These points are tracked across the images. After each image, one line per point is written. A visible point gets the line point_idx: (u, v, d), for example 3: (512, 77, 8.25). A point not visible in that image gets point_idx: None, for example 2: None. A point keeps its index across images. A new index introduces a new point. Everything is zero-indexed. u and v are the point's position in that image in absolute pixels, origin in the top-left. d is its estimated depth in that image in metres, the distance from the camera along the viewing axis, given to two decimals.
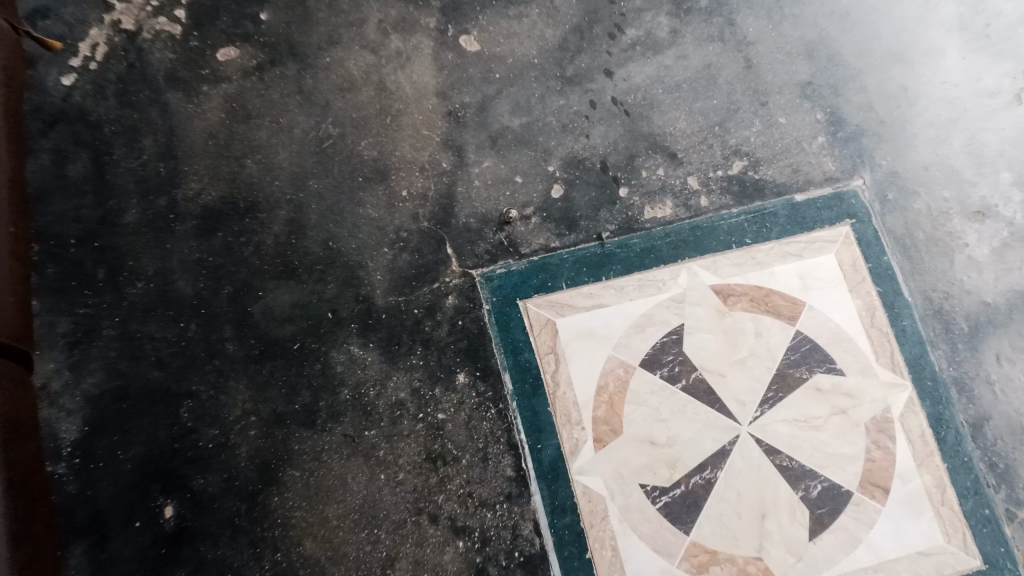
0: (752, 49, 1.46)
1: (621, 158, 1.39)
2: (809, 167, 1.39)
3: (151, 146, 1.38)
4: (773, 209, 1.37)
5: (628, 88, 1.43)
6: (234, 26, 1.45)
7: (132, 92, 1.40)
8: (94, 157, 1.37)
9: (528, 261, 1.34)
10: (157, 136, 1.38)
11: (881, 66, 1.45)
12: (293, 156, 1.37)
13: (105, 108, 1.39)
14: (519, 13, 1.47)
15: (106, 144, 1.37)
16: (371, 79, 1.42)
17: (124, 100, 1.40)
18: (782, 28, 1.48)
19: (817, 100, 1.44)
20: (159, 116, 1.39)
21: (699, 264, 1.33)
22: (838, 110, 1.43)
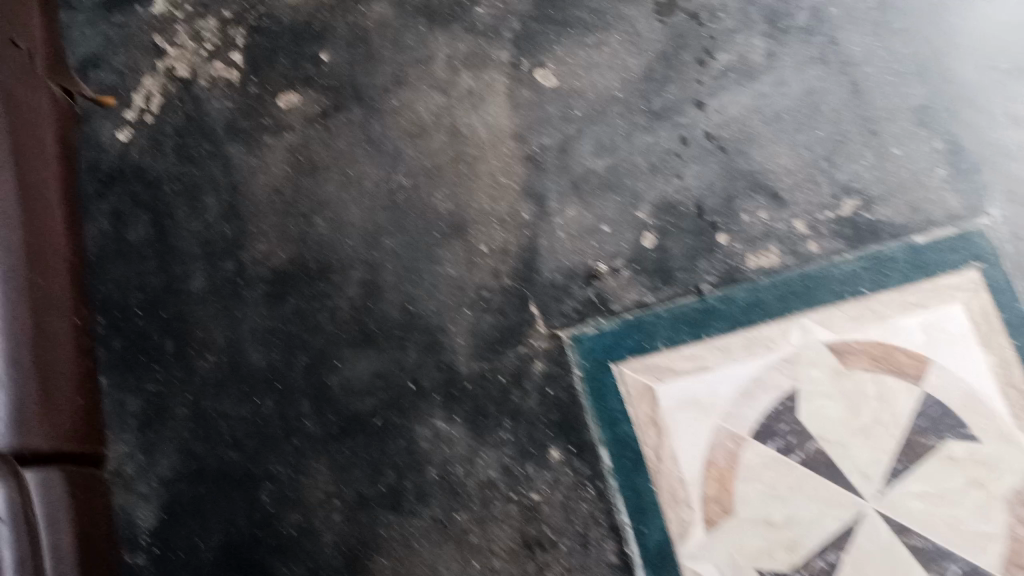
0: (859, 71, 1.33)
1: (719, 201, 1.27)
2: (929, 204, 1.26)
3: (214, 205, 1.29)
4: (890, 253, 1.24)
5: (723, 121, 1.31)
6: (293, 68, 1.35)
7: (191, 145, 1.32)
8: (154, 219, 1.29)
9: (622, 319, 1.23)
10: (220, 194, 1.30)
11: (1005, 85, 1.31)
12: (364, 211, 1.28)
13: (164, 165, 1.31)
14: (599, 41, 1.35)
15: (167, 204, 1.29)
16: (443, 123, 1.32)
17: (183, 155, 1.31)
18: (891, 44, 1.34)
19: (934, 126, 1.29)
20: (221, 171, 1.31)
21: (811, 318, 1.22)
22: (957, 138, 1.29)
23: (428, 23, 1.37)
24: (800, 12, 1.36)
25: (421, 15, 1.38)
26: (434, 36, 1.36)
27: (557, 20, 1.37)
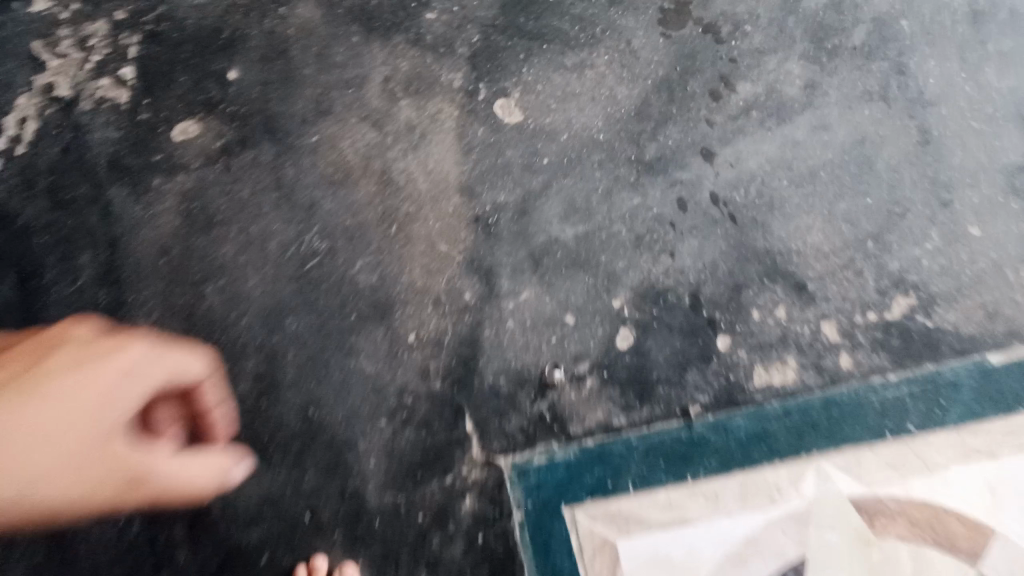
0: (930, 112, 0.99)
1: (725, 291, 0.95)
2: (1013, 308, 0.93)
3: (89, 264, 1.03)
4: (952, 376, 0.91)
5: (736, 178, 0.98)
6: (194, 89, 1.09)
7: (66, 187, 1.07)
8: (19, 279, 1.02)
9: (581, 446, 0.94)
10: (97, 250, 1.04)
11: None
12: (265, 283, 1.01)
13: (34, 210, 1.06)
14: (580, 63, 1.06)
15: (34, 260, 1.03)
16: (373, 167, 1.04)
17: (57, 198, 1.06)
18: (982, 75, 1.01)
19: None
20: (99, 222, 1.05)
21: (844, 454, 0.91)
22: None
23: (363, 31, 1.10)
24: (856, 27, 1.05)
25: (355, 21, 1.11)
26: (371, 49, 1.09)
27: (528, 32, 1.08)
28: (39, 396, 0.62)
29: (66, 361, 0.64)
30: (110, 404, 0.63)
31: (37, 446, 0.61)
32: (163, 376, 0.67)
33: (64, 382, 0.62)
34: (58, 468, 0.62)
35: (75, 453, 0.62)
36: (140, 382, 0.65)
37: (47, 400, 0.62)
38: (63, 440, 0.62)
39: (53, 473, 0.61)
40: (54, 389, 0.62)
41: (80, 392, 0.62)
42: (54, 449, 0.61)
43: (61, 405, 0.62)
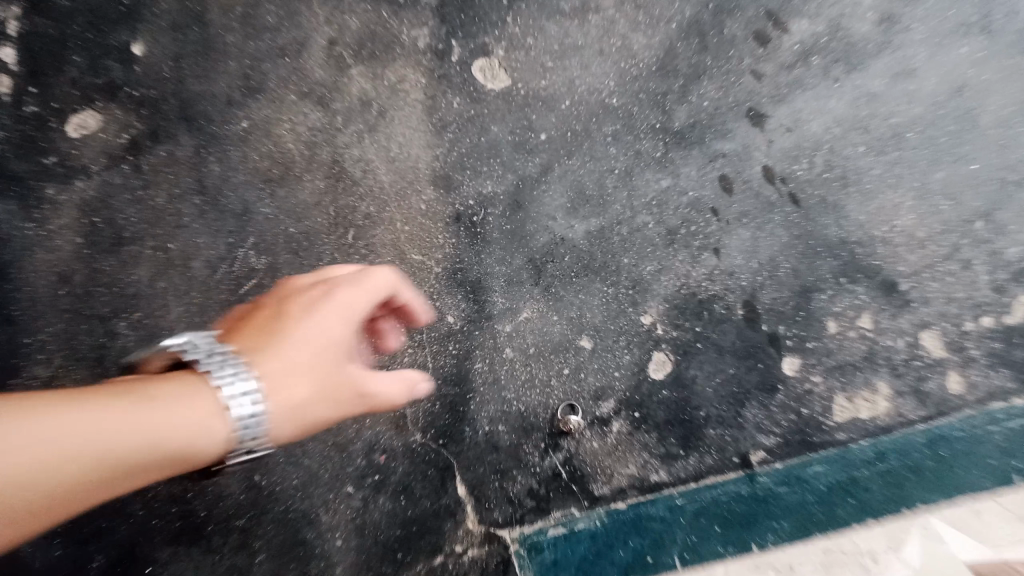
0: None
1: (790, 297, 0.73)
2: None
3: None
4: None
5: (796, 146, 0.75)
6: (92, 71, 0.84)
7: None
8: None
9: (611, 510, 0.72)
10: None
11: None
12: (194, 314, 0.79)
13: None
14: (582, 6, 0.81)
15: None
16: (320, 158, 0.80)
17: None
18: None
19: None
20: None
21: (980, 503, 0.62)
22: None
23: None
24: None
25: None
26: (310, 6, 0.84)
27: None
28: (296, 326, 0.50)
29: (304, 297, 0.52)
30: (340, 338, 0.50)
31: (308, 375, 0.48)
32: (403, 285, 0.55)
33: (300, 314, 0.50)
34: (330, 389, 0.50)
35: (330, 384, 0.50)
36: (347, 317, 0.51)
37: (306, 335, 0.49)
38: (329, 366, 0.50)
39: (324, 399, 0.49)
40: (301, 320, 0.50)
41: (334, 323, 0.50)
42: (320, 376, 0.49)
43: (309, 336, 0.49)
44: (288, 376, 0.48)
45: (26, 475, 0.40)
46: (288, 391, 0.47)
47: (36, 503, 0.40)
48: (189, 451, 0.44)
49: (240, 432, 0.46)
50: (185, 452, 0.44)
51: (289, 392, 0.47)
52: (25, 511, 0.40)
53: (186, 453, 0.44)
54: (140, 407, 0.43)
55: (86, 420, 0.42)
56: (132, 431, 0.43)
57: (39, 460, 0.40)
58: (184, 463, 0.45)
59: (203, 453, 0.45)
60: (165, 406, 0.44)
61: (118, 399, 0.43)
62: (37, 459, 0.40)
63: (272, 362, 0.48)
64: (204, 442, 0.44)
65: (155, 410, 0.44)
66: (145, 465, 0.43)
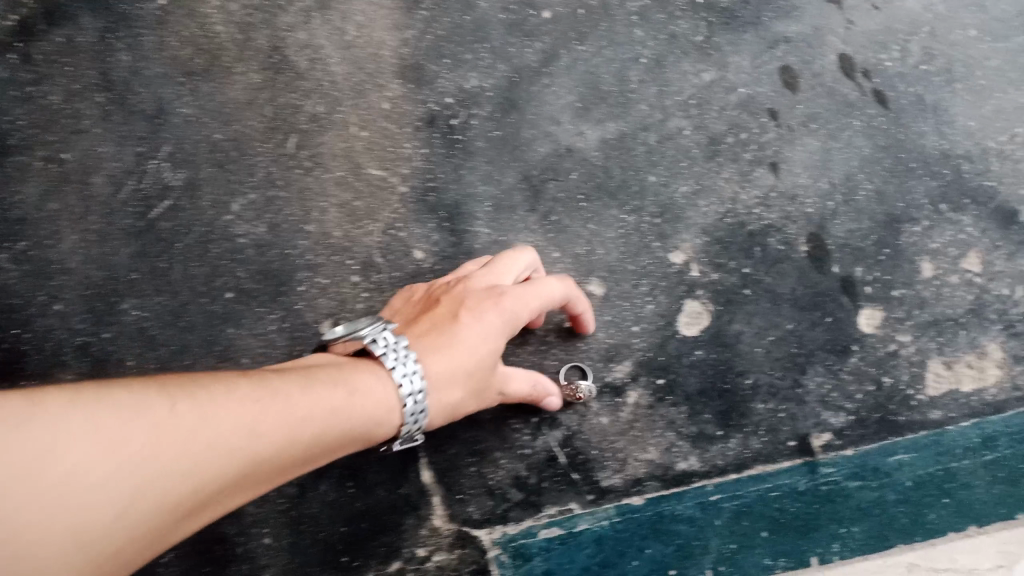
0: None
1: (871, 228, 0.66)
2: None
3: None
4: None
5: (879, 31, 0.71)
6: None
7: None
8: None
9: (619, 509, 0.61)
10: None
11: None
12: (90, 244, 0.62)
13: None
14: None
15: None
16: (256, 44, 0.67)
17: None
18: None
19: None
20: None
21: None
22: None
23: None
24: None
25: None
26: None
27: None
28: (468, 329, 0.53)
29: (476, 296, 0.55)
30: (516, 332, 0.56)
31: (471, 384, 0.53)
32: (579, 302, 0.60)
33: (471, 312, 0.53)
34: (491, 388, 0.55)
35: (489, 384, 0.54)
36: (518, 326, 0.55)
37: (482, 341, 0.53)
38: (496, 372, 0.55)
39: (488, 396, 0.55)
40: (474, 325, 0.53)
41: (502, 328, 0.54)
42: (486, 380, 0.54)
43: (474, 347, 0.52)
44: (461, 380, 0.52)
45: (228, 461, 0.42)
46: (465, 397, 0.53)
47: (244, 481, 0.43)
48: (369, 430, 0.48)
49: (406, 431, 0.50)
50: (371, 430, 0.48)
51: (441, 400, 0.51)
52: (230, 489, 0.43)
53: (380, 424, 0.49)
54: (327, 392, 0.47)
55: (296, 400, 0.45)
56: (315, 422, 0.46)
57: (254, 445, 0.43)
58: (367, 441, 0.49)
59: (387, 432, 0.49)
60: (351, 391, 0.48)
61: (310, 381, 0.47)
62: (253, 439, 0.43)
63: (445, 365, 0.51)
64: (386, 428, 0.49)
65: (342, 399, 0.47)
66: (350, 441, 0.48)
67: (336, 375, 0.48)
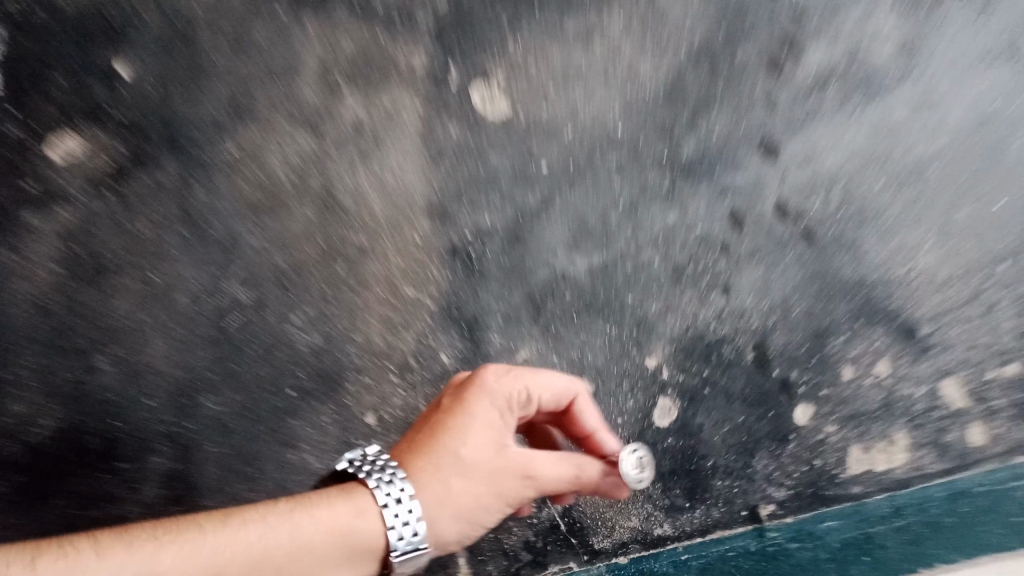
0: (998, 75, 0.70)
1: (804, 341, 0.70)
2: None
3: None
4: None
5: (812, 180, 0.71)
6: (64, 90, 0.78)
7: None
8: None
9: (615, 565, 0.70)
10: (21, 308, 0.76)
11: None
12: (178, 350, 0.76)
13: None
14: (587, 33, 0.74)
15: None
16: (310, 187, 0.76)
17: None
18: None
19: None
20: None
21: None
22: None
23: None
24: None
25: None
26: (298, 25, 0.77)
27: None
28: (464, 417, 0.61)
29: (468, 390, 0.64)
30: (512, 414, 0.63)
31: (468, 479, 0.59)
32: (582, 400, 0.67)
33: (464, 404, 0.62)
34: (498, 472, 0.60)
35: (507, 468, 0.60)
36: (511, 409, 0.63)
37: (477, 422, 0.61)
38: (496, 462, 0.60)
39: (503, 484, 0.60)
40: (464, 416, 0.62)
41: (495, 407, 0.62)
42: (485, 472, 0.60)
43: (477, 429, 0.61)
44: (450, 471, 0.59)
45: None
46: (464, 488, 0.59)
47: None
48: (335, 546, 0.57)
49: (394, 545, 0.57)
50: (335, 542, 0.57)
51: (457, 479, 0.59)
52: None
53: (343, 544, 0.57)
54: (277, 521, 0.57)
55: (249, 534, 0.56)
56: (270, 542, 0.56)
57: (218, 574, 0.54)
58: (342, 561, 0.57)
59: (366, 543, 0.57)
60: (302, 513, 0.58)
61: (265, 517, 0.57)
62: (211, 558, 0.54)
63: (436, 460, 0.60)
64: (360, 535, 0.57)
65: (294, 517, 0.58)
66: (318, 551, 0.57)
67: (293, 507, 0.58)
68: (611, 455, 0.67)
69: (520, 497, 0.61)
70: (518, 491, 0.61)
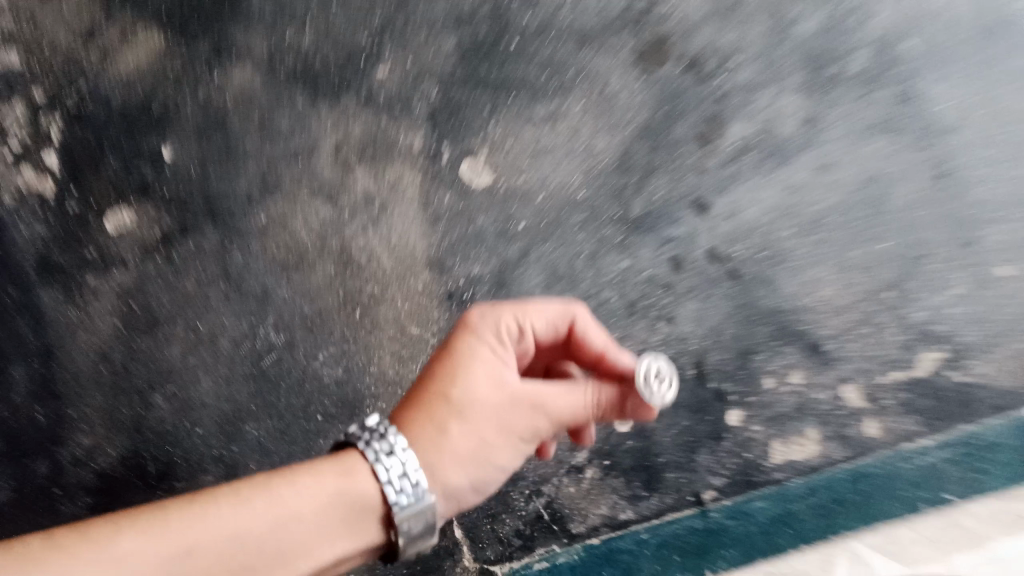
0: (878, 143, 0.88)
1: (734, 358, 0.86)
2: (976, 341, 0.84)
3: (72, 367, 0.93)
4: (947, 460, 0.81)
5: (736, 230, 0.89)
6: (126, 173, 0.98)
7: (32, 290, 0.95)
8: (33, 382, 0.93)
9: (588, 545, 0.85)
10: (93, 351, 0.93)
11: None
12: (221, 385, 0.91)
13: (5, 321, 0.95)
14: (553, 113, 0.93)
15: (45, 362, 0.94)
16: (330, 247, 0.93)
17: (28, 297, 0.95)
18: (937, 90, 0.89)
19: (946, 228, 0.87)
20: (55, 326, 0.94)
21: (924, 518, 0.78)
22: (974, 239, 0.86)
23: (309, 95, 0.97)
24: (856, 51, 0.90)
25: (301, 86, 0.97)
26: (319, 115, 0.96)
27: (492, 81, 0.94)
28: (455, 375, 0.62)
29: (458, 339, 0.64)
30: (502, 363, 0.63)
31: (463, 421, 0.61)
32: (580, 320, 0.67)
33: (458, 354, 0.63)
34: (506, 413, 0.61)
35: (513, 401, 0.62)
36: (498, 367, 0.62)
37: (469, 374, 0.62)
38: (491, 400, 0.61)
39: (515, 416, 0.62)
40: (457, 368, 0.62)
41: (485, 365, 0.62)
42: (484, 412, 0.61)
43: (473, 378, 0.61)
44: (446, 418, 0.61)
45: (189, 552, 0.55)
46: (463, 436, 0.61)
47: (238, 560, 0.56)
48: (331, 504, 0.58)
49: (394, 501, 0.58)
50: (326, 503, 0.58)
51: (460, 428, 0.61)
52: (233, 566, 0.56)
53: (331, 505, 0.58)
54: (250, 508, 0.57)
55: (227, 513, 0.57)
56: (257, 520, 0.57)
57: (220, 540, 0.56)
58: (339, 523, 0.58)
59: (360, 498, 0.59)
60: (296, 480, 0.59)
61: (256, 493, 0.58)
62: (208, 534, 0.56)
63: (439, 417, 0.61)
64: (353, 494, 0.59)
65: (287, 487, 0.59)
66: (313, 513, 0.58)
67: (275, 477, 0.59)
68: (627, 371, 0.67)
69: (530, 428, 0.62)
70: (528, 420, 0.62)
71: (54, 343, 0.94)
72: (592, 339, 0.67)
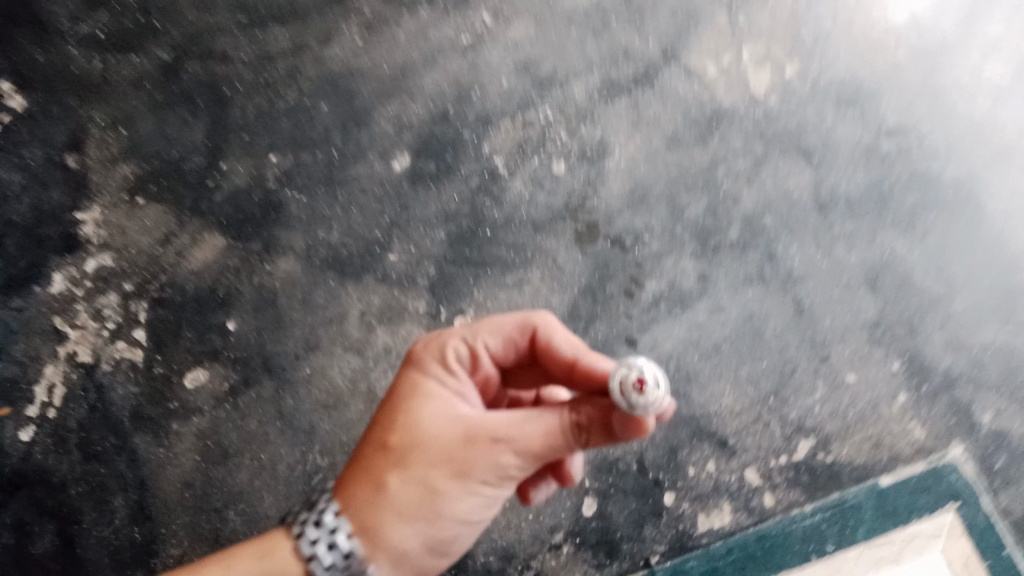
0: (752, 290, 1.23)
1: (664, 453, 1.16)
2: (836, 430, 1.16)
3: (162, 493, 1.21)
4: (824, 520, 1.11)
5: (658, 358, 1.21)
6: (199, 341, 1.29)
7: (128, 435, 1.24)
8: (131, 508, 1.20)
9: None
10: (178, 480, 1.21)
11: (945, 268, 1.23)
12: (282, 501, 1.19)
13: (108, 461, 1.23)
14: (519, 280, 1.27)
15: (140, 492, 1.21)
16: (359, 388, 1.24)
17: (126, 441, 1.24)
18: (791, 250, 1.25)
19: (807, 348, 1.20)
20: (147, 462, 1.23)
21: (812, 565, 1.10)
22: (828, 356, 1.19)
23: (338, 276, 1.30)
24: (730, 227, 1.27)
25: (331, 270, 1.31)
26: (346, 290, 1.29)
27: (474, 260, 1.28)
28: (407, 426, 0.84)
29: (413, 391, 0.87)
30: (449, 407, 0.84)
31: (399, 473, 0.82)
32: (543, 326, 0.87)
33: (414, 403, 0.85)
34: (453, 448, 0.81)
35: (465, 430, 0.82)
36: (440, 411, 0.84)
37: (420, 421, 0.83)
38: (431, 448, 0.82)
39: (466, 447, 0.81)
40: (408, 417, 0.84)
41: (431, 413, 0.84)
42: (421, 458, 0.82)
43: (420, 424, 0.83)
44: (384, 475, 0.82)
45: None
46: (407, 488, 0.81)
47: None
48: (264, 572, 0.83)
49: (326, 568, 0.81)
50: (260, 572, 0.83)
51: (397, 478, 0.82)
52: None
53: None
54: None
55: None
56: None
57: None
58: None
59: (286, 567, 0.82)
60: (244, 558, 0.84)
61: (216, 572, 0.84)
62: None
63: (381, 473, 0.82)
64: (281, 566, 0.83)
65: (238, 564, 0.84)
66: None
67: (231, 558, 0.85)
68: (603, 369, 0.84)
69: (488, 461, 0.81)
70: (484, 454, 0.81)
71: (148, 477, 1.22)
72: (561, 345, 0.86)
